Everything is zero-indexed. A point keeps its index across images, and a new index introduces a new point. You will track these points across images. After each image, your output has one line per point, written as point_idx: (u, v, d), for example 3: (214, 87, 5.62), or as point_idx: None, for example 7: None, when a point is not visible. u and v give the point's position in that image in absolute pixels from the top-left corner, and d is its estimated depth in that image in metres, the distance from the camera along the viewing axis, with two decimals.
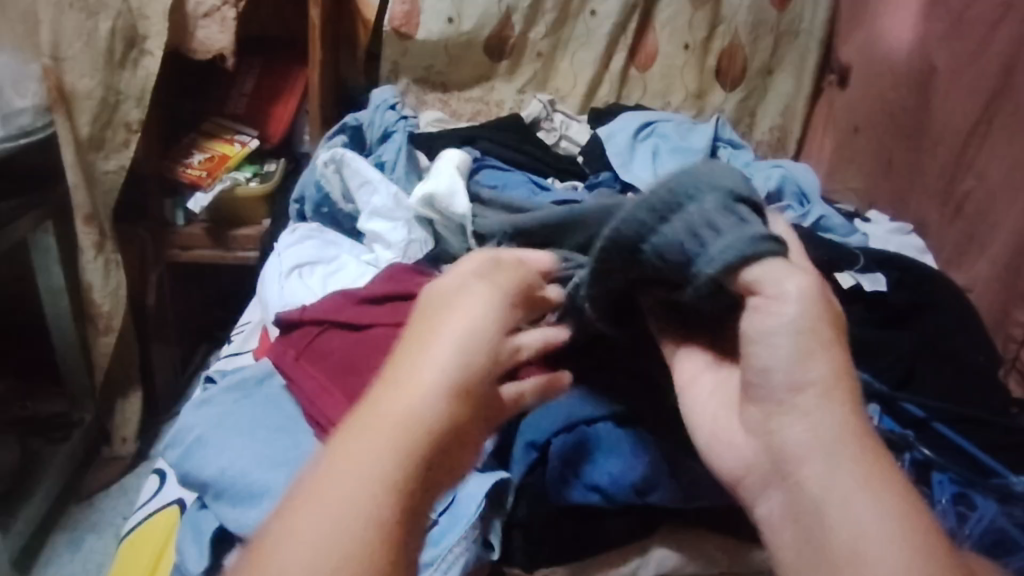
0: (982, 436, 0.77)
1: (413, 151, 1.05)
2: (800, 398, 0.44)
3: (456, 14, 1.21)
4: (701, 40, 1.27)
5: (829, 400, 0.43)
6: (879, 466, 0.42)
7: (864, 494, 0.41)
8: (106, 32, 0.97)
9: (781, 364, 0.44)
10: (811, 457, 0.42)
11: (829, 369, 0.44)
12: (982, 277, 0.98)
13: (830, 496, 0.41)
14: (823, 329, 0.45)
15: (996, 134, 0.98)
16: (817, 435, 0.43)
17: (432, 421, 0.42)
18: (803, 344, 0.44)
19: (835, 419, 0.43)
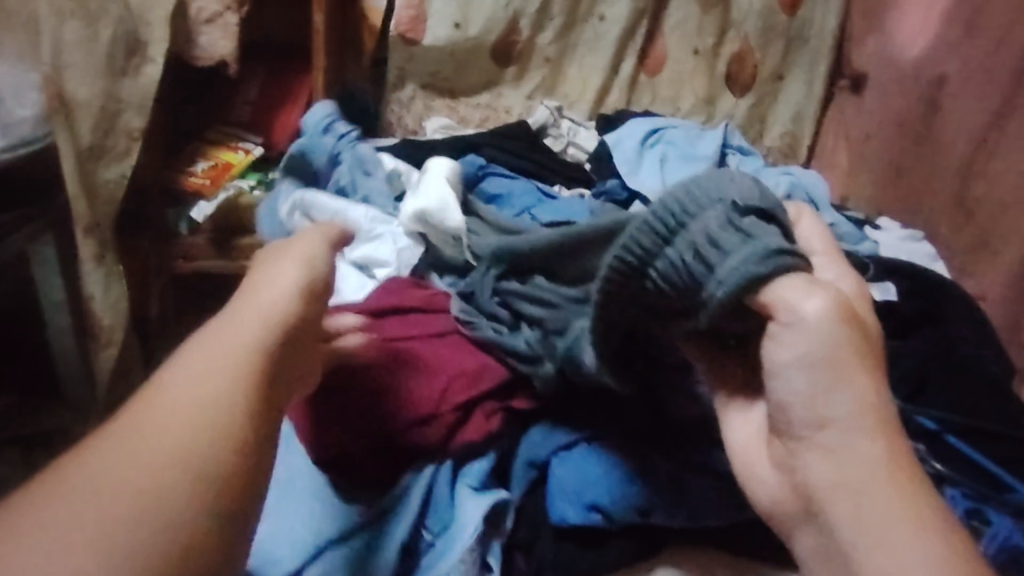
0: (994, 450, 0.75)
1: (376, 158, 0.98)
2: (828, 432, 0.48)
3: (462, 19, 1.20)
4: (710, 45, 1.25)
5: (862, 434, 0.47)
6: (909, 487, 0.47)
7: (899, 528, 0.45)
8: (106, 39, 0.97)
9: (801, 405, 0.49)
10: (848, 492, 0.47)
11: (859, 399, 0.48)
12: (996, 285, 0.96)
13: (866, 527, 0.46)
14: (848, 358, 0.48)
15: (1010, 138, 0.96)
16: (851, 471, 0.47)
17: (241, 389, 0.50)
18: (834, 376, 0.48)
19: (868, 451, 0.47)
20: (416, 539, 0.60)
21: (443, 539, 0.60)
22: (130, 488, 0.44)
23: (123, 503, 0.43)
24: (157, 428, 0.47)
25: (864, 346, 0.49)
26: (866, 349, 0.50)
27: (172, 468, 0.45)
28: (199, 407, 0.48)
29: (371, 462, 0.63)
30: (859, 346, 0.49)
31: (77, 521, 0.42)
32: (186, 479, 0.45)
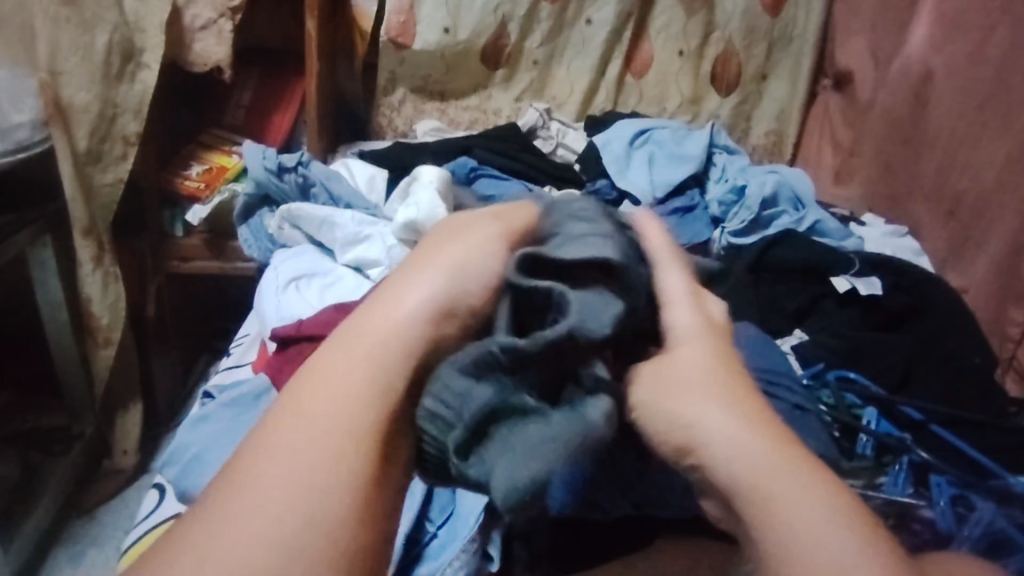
0: (979, 436, 0.78)
1: (338, 187, 0.99)
2: (707, 448, 0.44)
3: (452, 24, 1.21)
4: (695, 47, 1.27)
5: (732, 432, 0.44)
6: (801, 464, 0.43)
7: (798, 485, 0.41)
8: (102, 46, 0.98)
9: (693, 418, 0.45)
10: (747, 498, 0.42)
11: (731, 408, 0.45)
12: (977, 278, 0.99)
13: (776, 519, 0.40)
14: (710, 384, 0.46)
15: (990, 135, 0.98)
16: (738, 470, 0.42)
17: (389, 370, 0.45)
18: (689, 392, 0.46)
19: (743, 444, 0.43)
20: (420, 530, 0.62)
21: (445, 529, 0.62)
22: (297, 460, 0.41)
23: (297, 491, 0.40)
24: (293, 428, 0.43)
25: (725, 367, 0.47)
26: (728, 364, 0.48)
27: (337, 463, 0.41)
28: (351, 393, 0.44)
29: None
30: (714, 368, 0.48)
31: (237, 533, 0.38)
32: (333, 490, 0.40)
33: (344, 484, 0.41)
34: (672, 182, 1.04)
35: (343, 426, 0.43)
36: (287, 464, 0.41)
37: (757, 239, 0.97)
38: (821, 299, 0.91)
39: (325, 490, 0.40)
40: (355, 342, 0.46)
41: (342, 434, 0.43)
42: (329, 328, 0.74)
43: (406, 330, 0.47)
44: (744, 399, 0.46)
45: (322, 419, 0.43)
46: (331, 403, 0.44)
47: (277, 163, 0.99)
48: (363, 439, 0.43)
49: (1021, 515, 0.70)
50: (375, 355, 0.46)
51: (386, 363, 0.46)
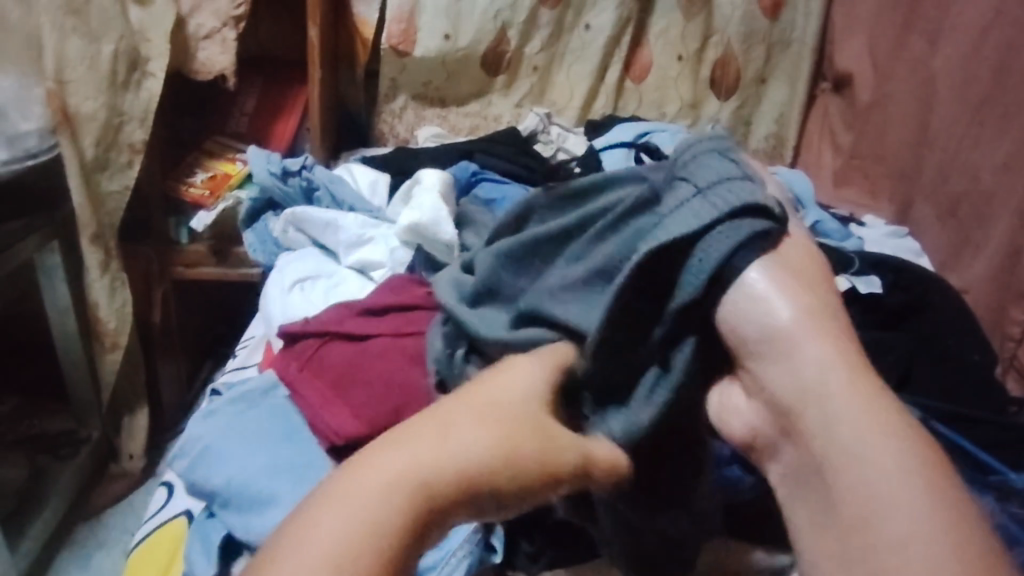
0: (980, 434, 0.78)
1: (340, 191, 1.00)
2: (816, 397, 0.49)
3: (452, 30, 1.22)
4: (694, 51, 1.28)
5: (841, 390, 0.49)
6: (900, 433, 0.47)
7: (899, 461, 0.46)
8: (108, 55, 0.99)
9: (810, 368, 0.50)
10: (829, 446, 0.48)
11: (850, 381, 0.49)
12: (977, 279, 0.99)
13: (874, 490, 0.46)
14: (835, 347, 0.50)
15: (989, 137, 0.99)
16: (824, 412, 0.49)
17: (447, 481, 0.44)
18: (792, 345, 0.51)
19: (856, 407, 0.48)
20: None
21: (448, 518, 0.64)
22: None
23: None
24: (308, 538, 0.40)
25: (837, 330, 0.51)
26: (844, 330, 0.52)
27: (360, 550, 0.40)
28: (355, 532, 0.40)
29: None
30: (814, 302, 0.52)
31: None
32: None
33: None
34: None
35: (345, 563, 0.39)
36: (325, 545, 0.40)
37: None
38: None
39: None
40: (433, 436, 0.45)
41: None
42: (336, 325, 0.74)
43: (426, 495, 0.43)
44: (833, 333, 0.51)
45: (334, 532, 0.40)
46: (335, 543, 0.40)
47: (282, 168, 1.01)
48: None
49: (1020, 511, 0.71)
50: (395, 503, 0.42)
51: (406, 523, 0.42)
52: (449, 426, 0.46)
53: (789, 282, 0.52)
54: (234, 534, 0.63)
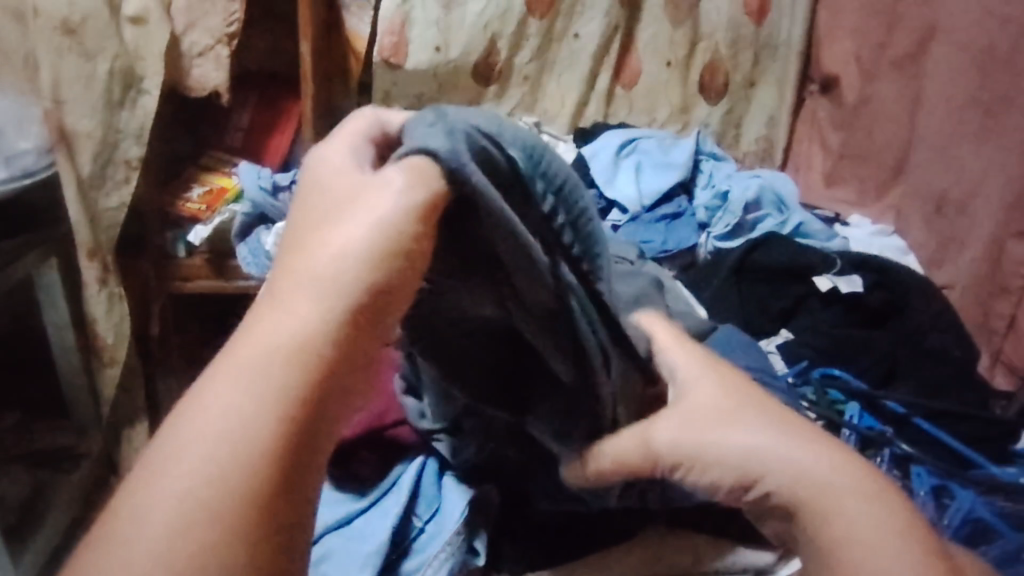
0: (963, 429, 0.80)
1: None
2: (768, 481, 0.51)
3: (443, 43, 1.24)
4: (682, 57, 1.30)
5: (768, 455, 0.51)
6: (874, 485, 0.50)
7: (848, 496, 0.49)
8: (103, 74, 1.01)
9: (738, 450, 0.52)
10: (847, 533, 0.48)
11: (779, 437, 0.51)
12: (963, 275, 1.01)
13: (855, 530, 0.48)
14: (726, 411, 0.54)
15: (972, 137, 1.00)
16: (823, 503, 0.49)
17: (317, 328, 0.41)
18: (714, 436, 0.52)
19: (792, 454, 0.51)
20: (407, 525, 0.62)
21: (432, 523, 0.62)
22: (178, 507, 0.35)
23: (179, 548, 0.34)
24: (191, 432, 0.37)
25: (720, 398, 0.54)
26: (724, 399, 0.54)
27: (242, 427, 0.37)
28: (231, 415, 0.38)
29: (368, 454, 0.66)
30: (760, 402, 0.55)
31: (158, 513, 0.35)
32: (232, 473, 0.36)
33: (241, 510, 0.36)
34: (659, 190, 1.07)
35: (226, 447, 0.37)
36: (205, 434, 0.37)
37: (741, 243, 1.00)
38: (805, 299, 0.92)
39: (231, 471, 0.36)
40: (292, 289, 0.42)
41: (223, 474, 0.36)
42: None
43: (296, 350, 0.40)
44: (794, 425, 0.53)
45: (220, 413, 0.38)
46: (213, 430, 0.37)
47: (272, 182, 1.03)
48: (265, 462, 0.37)
49: (1006, 504, 0.72)
50: (265, 368, 0.39)
51: (286, 382, 0.39)
52: (307, 263, 0.43)
53: (726, 399, 0.54)
54: None
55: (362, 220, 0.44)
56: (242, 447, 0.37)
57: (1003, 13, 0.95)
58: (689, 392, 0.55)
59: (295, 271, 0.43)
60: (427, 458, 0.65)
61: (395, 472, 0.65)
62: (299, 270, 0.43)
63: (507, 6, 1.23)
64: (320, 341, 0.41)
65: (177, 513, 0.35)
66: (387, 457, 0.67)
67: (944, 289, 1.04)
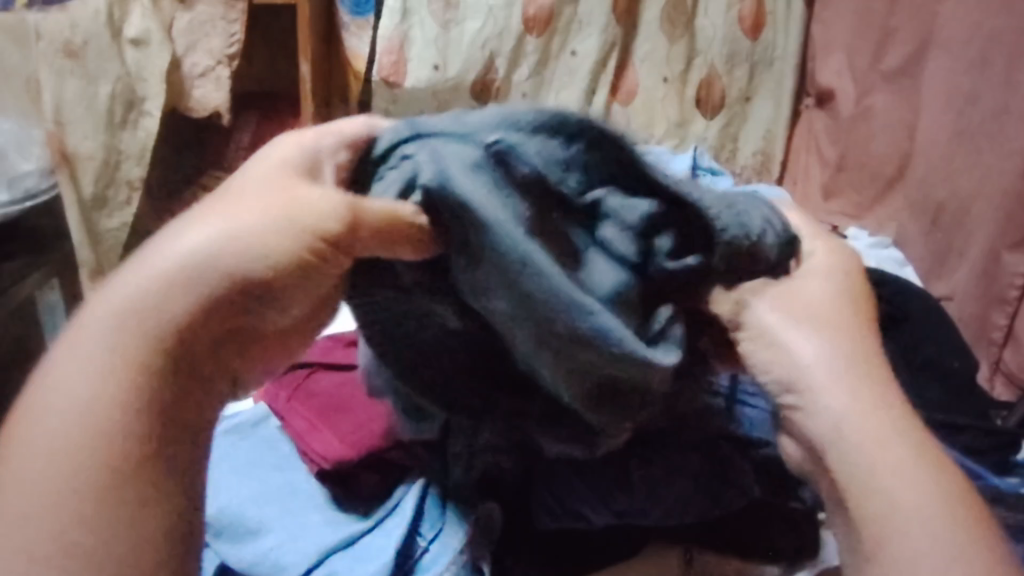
0: (963, 441, 0.80)
1: None
2: (821, 394, 0.44)
3: (441, 61, 1.25)
4: (678, 73, 1.31)
5: (843, 378, 0.44)
6: (919, 441, 0.42)
7: (911, 455, 0.41)
8: (105, 96, 1.03)
9: (810, 361, 0.45)
10: (858, 473, 0.41)
11: (855, 366, 0.44)
12: (961, 287, 1.02)
13: (895, 486, 0.40)
14: (824, 323, 0.46)
15: (966, 150, 1.01)
16: (872, 445, 0.42)
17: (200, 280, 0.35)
18: (795, 341, 0.46)
19: (858, 395, 0.43)
20: (410, 545, 0.61)
21: (438, 541, 0.61)
22: (45, 470, 0.31)
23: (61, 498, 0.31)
24: (63, 374, 0.33)
25: (835, 316, 0.47)
26: (839, 314, 0.47)
27: (106, 389, 0.33)
28: (104, 374, 0.33)
29: (371, 475, 0.65)
30: (844, 324, 0.46)
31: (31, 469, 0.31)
32: (103, 426, 0.32)
33: (111, 474, 0.32)
34: None
35: (96, 418, 0.32)
36: (75, 382, 0.33)
37: None
38: None
39: (100, 431, 0.32)
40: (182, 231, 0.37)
41: (95, 441, 0.32)
42: (324, 355, 0.73)
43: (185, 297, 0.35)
44: (859, 352, 0.45)
45: (86, 360, 0.33)
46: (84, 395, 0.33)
47: None
48: (146, 427, 0.33)
49: (1008, 515, 0.72)
50: (149, 327, 0.34)
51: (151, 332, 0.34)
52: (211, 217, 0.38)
53: (796, 318, 0.47)
54: (224, 567, 0.61)
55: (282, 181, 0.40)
56: (109, 410, 0.32)
57: (995, 26, 0.96)
58: (800, 294, 0.48)
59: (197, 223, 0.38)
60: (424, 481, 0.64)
61: (396, 493, 0.64)
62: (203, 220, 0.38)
63: (504, 24, 1.24)
64: (229, 303, 0.35)
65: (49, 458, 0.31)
66: (390, 476, 0.65)
67: (944, 301, 1.05)
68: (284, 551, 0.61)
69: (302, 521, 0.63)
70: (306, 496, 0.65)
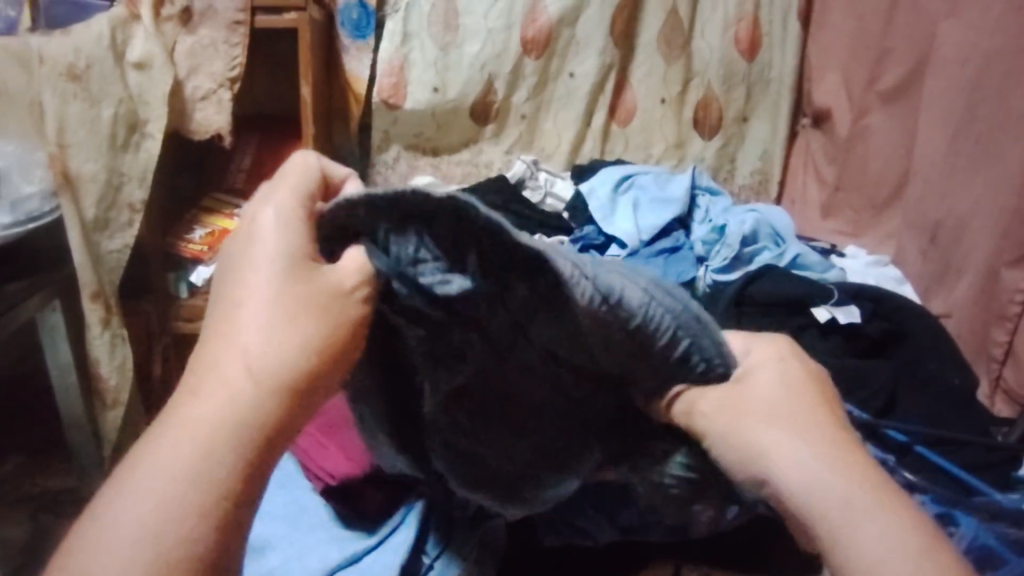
0: (963, 458, 0.80)
1: None
2: (772, 465, 0.43)
3: (441, 83, 1.26)
4: (676, 94, 1.32)
5: (787, 440, 0.43)
6: (870, 480, 0.41)
7: (872, 503, 0.40)
8: (108, 119, 1.04)
9: (753, 432, 0.45)
10: (825, 515, 0.41)
11: (802, 429, 0.44)
12: (960, 304, 1.03)
13: (861, 535, 0.39)
14: (771, 396, 0.46)
15: (963, 168, 1.01)
16: (830, 503, 0.41)
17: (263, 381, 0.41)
18: (738, 413, 0.46)
19: (806, 453, 0.43)
20: (415, 562, 0.60)
21: (443, 557, 0.60)
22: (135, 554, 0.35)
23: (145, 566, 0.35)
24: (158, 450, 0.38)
25: (787, 383, 0.47)
26: (795, 384, 0.47)
27: (190, 472, 0.37)
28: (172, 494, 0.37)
29: (374, 491, 0.64)
30: (790, 396, 0.46)
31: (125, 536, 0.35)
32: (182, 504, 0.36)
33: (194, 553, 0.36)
34: (657, 226, 1.07)
35: (173, 521, 0.36)
36: (165, 461, 0.37)
37: (739, 275, 0.99)
38: (804, 330, 0.92)
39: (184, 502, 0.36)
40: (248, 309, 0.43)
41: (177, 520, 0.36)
42: None
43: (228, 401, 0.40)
44: (815, 415, 0.45)
45: (179, 442, 0.38)
46: (135, 511, 0.36)
47: None
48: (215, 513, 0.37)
49: (1011, 531, 0.71)
50: (197, 440, 0.38)
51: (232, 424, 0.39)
52: (234, 346, 0.42)
53: (751, 395, 0.47)
54: None
55: (287, 291, 0.44)
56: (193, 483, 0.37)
57: (991, 47, 0.97)
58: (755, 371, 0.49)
59: (217, 349, 0.42)
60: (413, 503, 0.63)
61: (399, 513, 0.63)
62: (223, 349, 0.42)
63: (503, 46, 1.25)
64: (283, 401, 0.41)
65: (135, 535, 0.35)
66: (394, 496, 0.64)
67: (941, 318, 1.06)
68: (290, 566, 0.61)
69: (307, 539, 0.63)
70: (312, 513, 0.66)
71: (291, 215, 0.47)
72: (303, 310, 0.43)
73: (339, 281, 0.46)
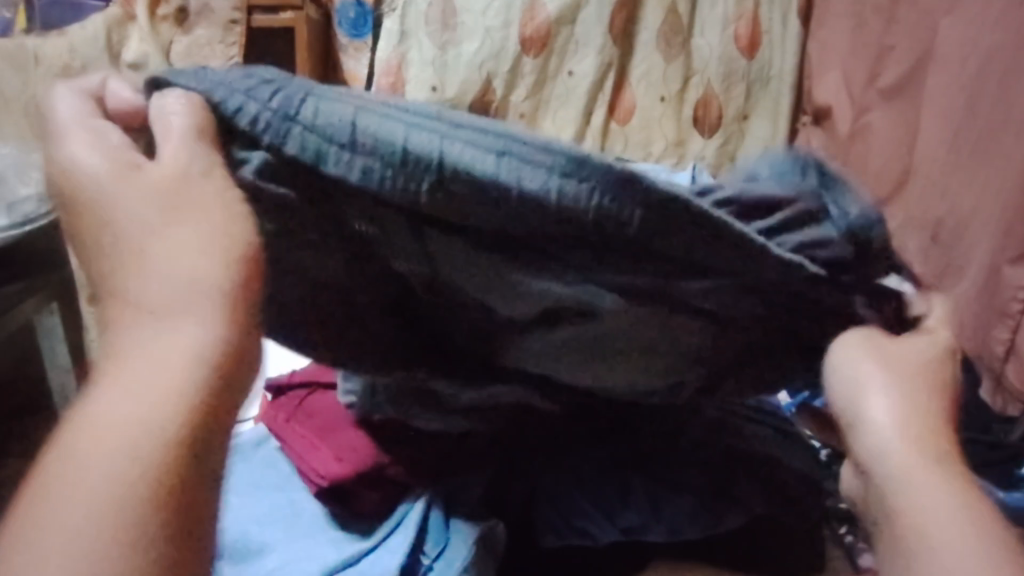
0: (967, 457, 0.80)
1: None
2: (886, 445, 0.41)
3: (439, 82, 1.25)
4: (675, 92, 1.32)
5: (909, 432, 0.42)
6: (976, 501, 0.40)
7: (968, 519, 0.39)
8: None
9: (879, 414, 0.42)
10: (910, 516, 0.40)
11: (925, 427, 0.42)
12: (961, 302, 1.02)
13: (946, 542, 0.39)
14: (911, 380, 0.43)
15: (966, 164, 1.01)
16: (927, 505, 0.40)
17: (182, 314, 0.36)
18: (867, 383, 0.43)
19: (926, 452, 0.41)
20: (415, 565, 0.57)
21: (442, 558, 0.57)
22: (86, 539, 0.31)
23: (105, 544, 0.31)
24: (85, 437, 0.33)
25: (934, 376, 0.44)
26: (941, 379, 0.44)
27: (126, 445, 0.33)
28: (105, 467, 0.32)
29: (371, 493, 0.61)
30: (927, 390, 0.43)
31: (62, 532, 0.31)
32: (126, 478, 0.32)
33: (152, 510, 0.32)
34: None
35: (115, 493, 0.32)
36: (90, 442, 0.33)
37: None
38: None
39: (129, 477, 0.32)
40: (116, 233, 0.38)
41: (121, 493, 0.32)
42: (320, 376, 0.72)
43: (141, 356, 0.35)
44: (936, 418, 0.42)
45: (104, 425, 0.33)
46: (79, 508, 0.31)
47: None
48: (163, 473, 0.33)
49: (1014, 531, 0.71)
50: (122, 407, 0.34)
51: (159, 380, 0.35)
52: (131, 294, 0.37)
53: (893, 367, 0.44)
54: None
55: (146, 191, 0.38)
56: (129, 453, 0.33)
57: (993, 43, 0.96)
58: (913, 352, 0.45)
59: (111, 308, 0.37)
60: (416, 504, 0.60)
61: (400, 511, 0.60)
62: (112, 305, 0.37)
63: (501, 45, 1.25)
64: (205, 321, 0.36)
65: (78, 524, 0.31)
66: (391, 495, 0.61)
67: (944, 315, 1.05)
68: (287, 570, 0.58)
69: (303, 543, 0.60)
70: (307, 516, 0.63)
71: (81, 132, 0.40)
72: (177, 214, 0.38)
73: (181, 161, 0.39)
